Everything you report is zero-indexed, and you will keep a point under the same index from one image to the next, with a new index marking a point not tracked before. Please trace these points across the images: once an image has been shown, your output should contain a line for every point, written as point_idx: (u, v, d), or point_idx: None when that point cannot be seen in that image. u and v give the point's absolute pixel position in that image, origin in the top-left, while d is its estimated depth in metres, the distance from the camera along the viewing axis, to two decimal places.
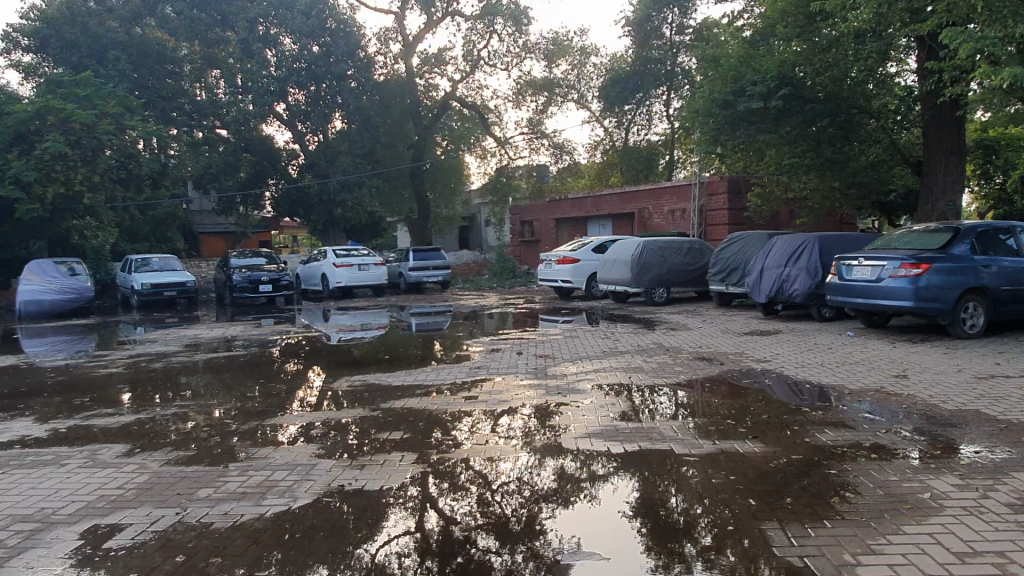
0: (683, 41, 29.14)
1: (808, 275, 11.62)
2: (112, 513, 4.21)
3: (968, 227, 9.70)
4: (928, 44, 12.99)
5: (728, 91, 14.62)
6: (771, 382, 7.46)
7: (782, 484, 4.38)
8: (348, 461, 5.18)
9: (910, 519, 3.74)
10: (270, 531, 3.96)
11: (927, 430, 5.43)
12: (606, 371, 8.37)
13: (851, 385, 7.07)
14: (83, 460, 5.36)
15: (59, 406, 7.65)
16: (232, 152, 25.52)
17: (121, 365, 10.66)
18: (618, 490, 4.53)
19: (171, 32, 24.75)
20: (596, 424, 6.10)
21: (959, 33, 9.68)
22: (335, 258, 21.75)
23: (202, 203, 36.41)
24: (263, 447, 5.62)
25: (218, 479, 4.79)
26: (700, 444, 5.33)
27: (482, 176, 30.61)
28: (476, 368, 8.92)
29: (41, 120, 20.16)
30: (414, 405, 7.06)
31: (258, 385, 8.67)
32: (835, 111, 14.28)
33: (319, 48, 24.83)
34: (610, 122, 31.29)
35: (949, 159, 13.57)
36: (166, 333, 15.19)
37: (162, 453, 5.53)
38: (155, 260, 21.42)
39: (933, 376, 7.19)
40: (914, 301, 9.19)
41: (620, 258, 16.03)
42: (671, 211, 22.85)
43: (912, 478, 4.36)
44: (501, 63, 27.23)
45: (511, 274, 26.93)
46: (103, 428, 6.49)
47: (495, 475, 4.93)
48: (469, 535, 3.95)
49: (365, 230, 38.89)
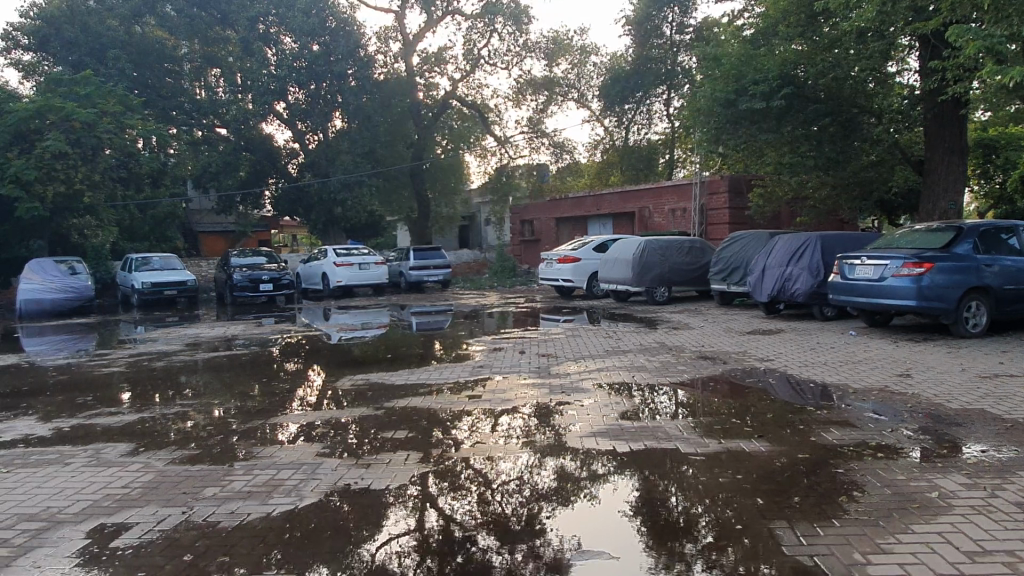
0: (683, 40, 29.18)
1: (810, 275, 11.59)
2: (118, 512, 4.20)
3: (970, 227, 9.69)
4: (932, 43, 12.96)
5: (730, 90, 14.57)
6: (774, 381, 7.45)
7: (787, 483, 4.37)
8: (352, 460, 5.17)
9: (919, 518, 3.73)
10: (275, 531, 3.94)
11: (931, 429, 5.42)
12: (609, 370, 8.36)
13: (855, 384, 7.05)
14: (87, 460, 5.33)
15: (61, 405, 7.64)
16: (232, 151, 25.53)
17: (122, 364, 10.65)
18: (619, 490, 4.52)
19: (171, 30, 24.74)
20: (599, 424, 6.08)
21: (965, 30, 9.66)
22: (335, 258, 21.72)
23: (202, 202, 36.41)
24: (267, 446, 5.61)
25: (224, 478, 4.78)
26: (705, 443, 5.32)
27: (482, 175, 30.60)
28: (479, 367, 8.90)
29: (42, 119, 20.15)
30: (416, 404, 7.04)
31: (260, 385, 8.64)
32: (836, 111, 14.26)
33: (318, 46, 24.82)
34: (611, 121, 31.29)
35: (951, 158, 13.57)
36: (166, 332, 15.15)
37: (166, 452, 5.52)
38: (155, 259, 21.37)
39: (937, 376, 7.18)
40: (917, 300, 9.19)
41: (621, 258, 16.03)
42: (671, 211, 22.85)
43: (918, 477, 4.35)
44: (502, 62, 27.22)
45: (511, 274, 26.91)
46: (106, 427, 6.48)
47: (496, 474, 4.92)
48: (469, 534, 3.94)
49: (365, 230, 38.88)
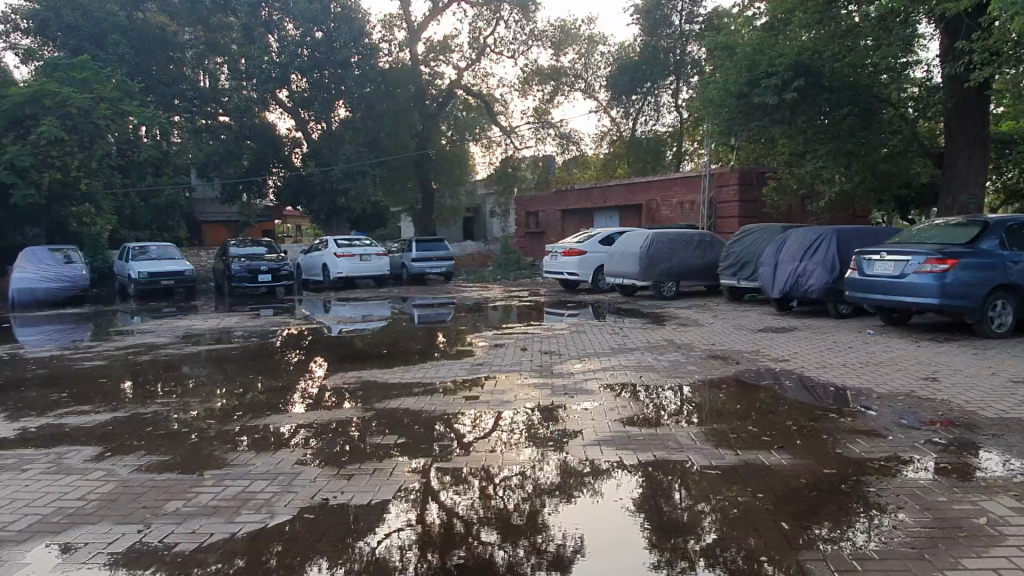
0: (692, 30, 28.45)
1: (826, 270, 11.07)
2: (67, 530, 3.81)
3: (997, 220, 9.21)
4: (965, 20, 12.18)
5: (742, 82, 13.93)
6: (789, 383, 7.01)
7: (803, 498, 4.03)
8: (332, 470, 4.74)
9: (970, 551, 3.30)
10: (248, 548, 3.59)
11: (960, 441, 4.98)
12: (615, 370, 7.92)
13: (878, 389, 6.59)
14: (45, 466, 4.95)
15: (36, 403, 7.24)
16: (234, 138, 25.17)
17: (107, 358, 10.23)
18: (623, 487, 4.36)
19: (173, 16, 24.46)
20: (606, 428, 5.62)
21: (1010, 4, 8.97)
22: (336, 248, 21.27)
23: (205, 192, 36.09)
24: (245, 452, 5.20)
25: (191, 490, 4.39)
26: (721, 454, 4.87)
27: (487, 166, 30.08)
28: (478, 364, 8.50)
29: (37, 104, 19.70)
30: (408, 404, 6.61)
31: (250, 377, 8.27)
32: (853, 101, 13.63)
33: (322, 33, 24.23)
34: (618, 112, 30.75)
35: (973, 149, 13.02)
36: (160, 323, 14.77)
37: (135, 457, 5.13)
38: (153, 249, 21.00)
39: (967, 380, 6.70)
40: (940, 298, 8.70)
41: (628, 251, 15.52)
42: (681, 203, 22.31)
43: (963, 499, 3.91)
44: (508, 50, 26.68)
45: (516, 266, 26.45)
46: (75, 427, 6.09)
47: (499, 469, 4.75)
48: (472, 529, 3.83)
49: (370, 219, 38.60)
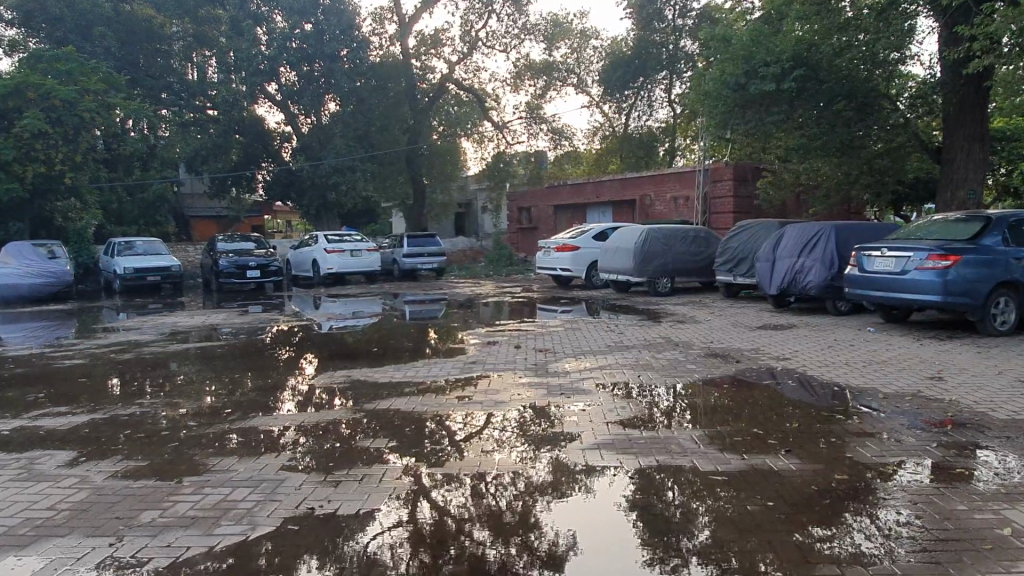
0: (685, 25, 28.18)
1: (824, 267, 10.91)
2: (33, 544, 3.57)
3: (1000, 217, 9.06)
4: (971, 9, 11.94)
5: (739, 72, 13.78)
6: (792, 382, 6.83)
7: (809, 502, 3.87)
8: (321, 476, 4.51)
9: (996, 564, 3.13)
10: (233, 556, 3.39)
11: (972, 443, 4.81)
12: (613, 369, 7.72)
13: (884, 388, 6.41)
14: (16, 473, 4.68)
15: (11, 404, 6.93)
16: (221, 133, 24.44)
17: (89, 356, 9.93)
18: (616, 483, 4.23)
19: (160, 8, 23.97)
20: (606, 431, 5.39)
21: None
22: (326, 244, 20.96)
23: (193, 186, 35.59)
24: (227, 457, 4.95)
25: (169, 498, 4.15)
26: (726, 458, 4.68)
27: (478, 161, 29.76)
28: (471, 363, 8.27)
29: (18, 96, 19.16)
30: (395, 405, 6.35)
31: (237, 376, 8.00)
32: (854, 93, 13.49)
33: (311, 26, 23.88)
34: (610, 107, 30.49)
35: (972, 144, 12.86)
36: (146, 320, 14.44)
37: (111, 462, 4.88)
38: (140, 244, 20.60)
39: (973, 380, 6.54)
40: (942, 294, 8.54)
41: (623, 247, 15.30)
42: (675, 198, 22.15)
43: (983, 507, 3.74)
44: (501, 44, 26.34)
45: (508, 262, 26.18)
46: (51, 430, 5.82)
47: (490, 468, 4.57)
48: (464, 526, 3.68)
49: (360, 216, 38.22)
